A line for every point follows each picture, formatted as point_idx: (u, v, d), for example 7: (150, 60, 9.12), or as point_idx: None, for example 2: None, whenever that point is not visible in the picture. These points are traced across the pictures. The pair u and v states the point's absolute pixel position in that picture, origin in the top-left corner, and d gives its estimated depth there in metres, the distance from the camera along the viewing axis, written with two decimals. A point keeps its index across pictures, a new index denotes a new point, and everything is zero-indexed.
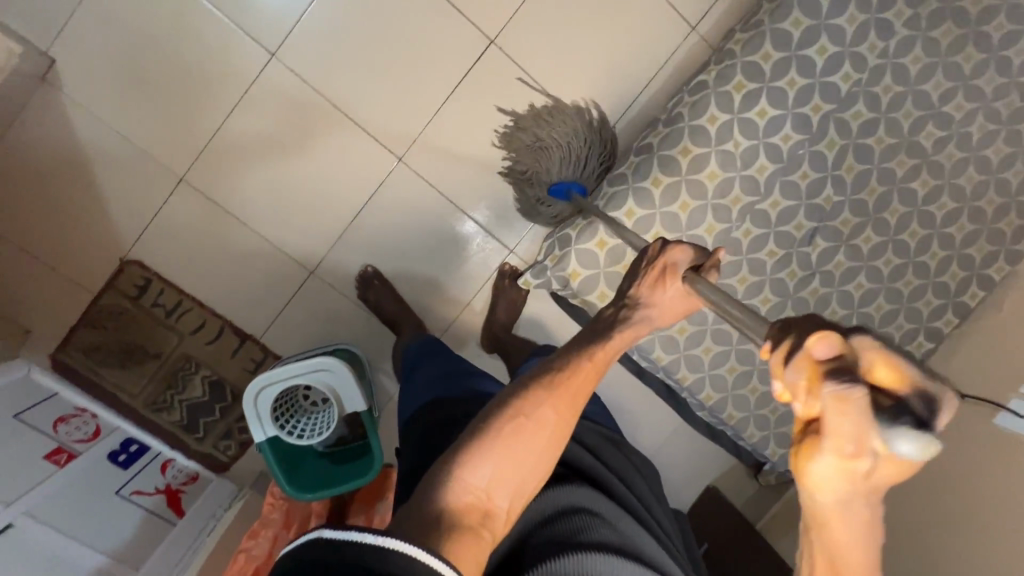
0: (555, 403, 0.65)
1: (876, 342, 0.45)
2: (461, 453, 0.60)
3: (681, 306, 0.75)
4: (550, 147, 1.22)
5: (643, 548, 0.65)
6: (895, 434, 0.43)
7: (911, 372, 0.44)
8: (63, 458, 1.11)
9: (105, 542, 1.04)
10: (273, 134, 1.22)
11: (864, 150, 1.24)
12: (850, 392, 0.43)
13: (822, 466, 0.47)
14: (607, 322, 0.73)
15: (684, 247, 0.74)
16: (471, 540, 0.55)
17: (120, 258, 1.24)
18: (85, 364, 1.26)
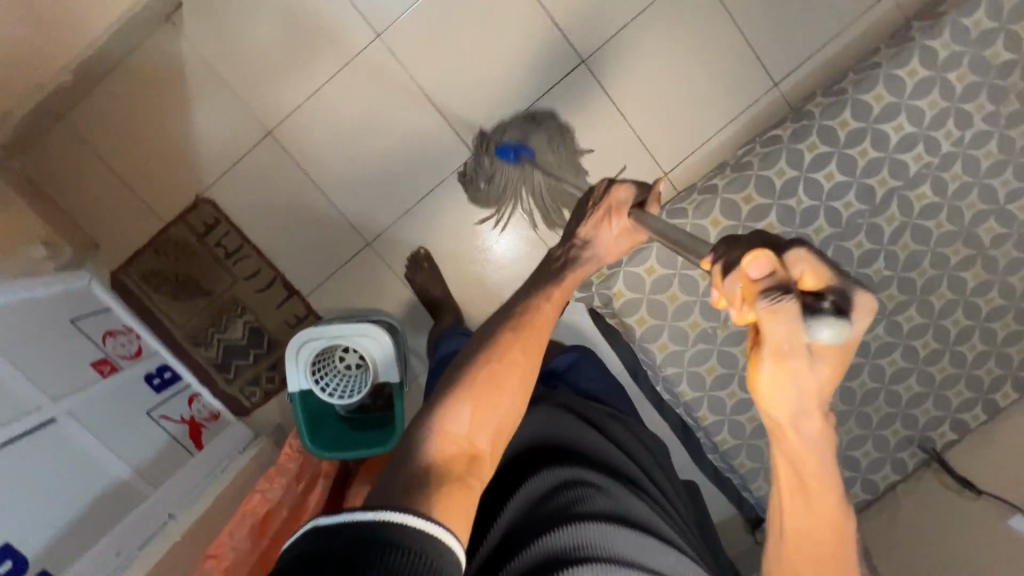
0: (519, 346, 0.70)
1: (805, 253, 0.51)
2: (438, 407, 0.64)
3: (623, 243, 0.89)
4: (512, 122, 1.27)
5: (643, 515, 0.66)
6: (819, 325, 0.46)
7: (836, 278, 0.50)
8: (106, 369, 1.16)
9: (130, 455, 1.08)
10: (361, 107, 1.28)
11: (922, 231, 1.26)
12: (781, 303, 0.47)
13: (766, 374, 0.53)
14: (563, 262, 0.86)
15: (626, 186, 0.88)
16: (458, 488, 0.59)
17: (195, 195, 1.30)
18: (140, 287, 1.32)
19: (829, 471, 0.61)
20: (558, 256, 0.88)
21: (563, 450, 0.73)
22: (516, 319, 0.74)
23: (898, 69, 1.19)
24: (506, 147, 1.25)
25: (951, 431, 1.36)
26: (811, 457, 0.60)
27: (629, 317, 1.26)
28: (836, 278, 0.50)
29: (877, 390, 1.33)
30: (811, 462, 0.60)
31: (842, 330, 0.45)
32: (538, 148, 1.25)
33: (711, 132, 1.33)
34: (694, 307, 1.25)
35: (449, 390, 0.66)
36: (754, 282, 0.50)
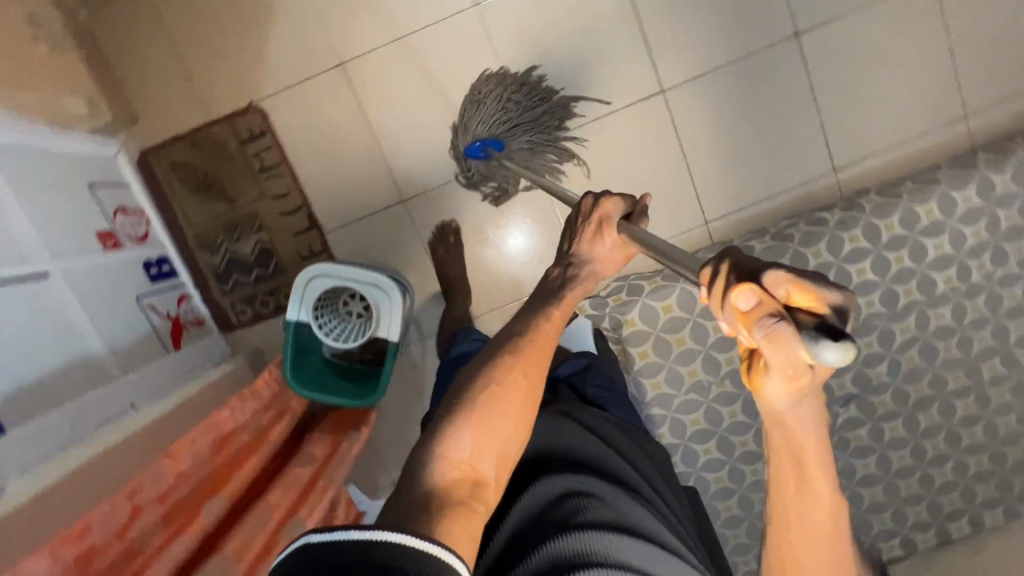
0: (518, 368, 0.72)
1: (789, 271, 0.47)
2: (438, 434, 0.66)
3: (619, 254, 0.86)
4: (464, 112, 1.22)
5: (643, 523, 0.69)
6: (820, 350, 0.42)
7: (826, 291, 0.47)
8: (110, 244, 1.13)
9: (110, 334, 1.05)
10: (436, 67, 1.27)
11: (931, 350, 1.28)
12: (777, 330, 0.46)
13: (772, 388, 0.51)
14: (556, 285, 0.84)
15: (614, 199, 0.85)
16: (461, 513, 0.61)
17: (248, 101, 1.27)
18: (165, 175, 1.29)
19: (824, 453, 0.58)
20: (552, 278, 0.85)
21: (565, 458, 0.77)
22: (515, 342, 0.74)
23: (954, 192, 1.22)
24: (473, 147, 1.23)
25: (898, 546, 1.38)
26: (809, 441, 0.57)
27: (633, 347, 1.26)
28: (824, 287, 0.47)
29: (842, 488, 1.35)
30: (808, 447, 0.58)
31: (838, 347, 0.41)
32: (500, 124, 1.22)
33: (761, 196, 1.35)
34: (698, 355, 1.26)
35: (450, 417, 0.68)
36: (747, 314, 0.48)
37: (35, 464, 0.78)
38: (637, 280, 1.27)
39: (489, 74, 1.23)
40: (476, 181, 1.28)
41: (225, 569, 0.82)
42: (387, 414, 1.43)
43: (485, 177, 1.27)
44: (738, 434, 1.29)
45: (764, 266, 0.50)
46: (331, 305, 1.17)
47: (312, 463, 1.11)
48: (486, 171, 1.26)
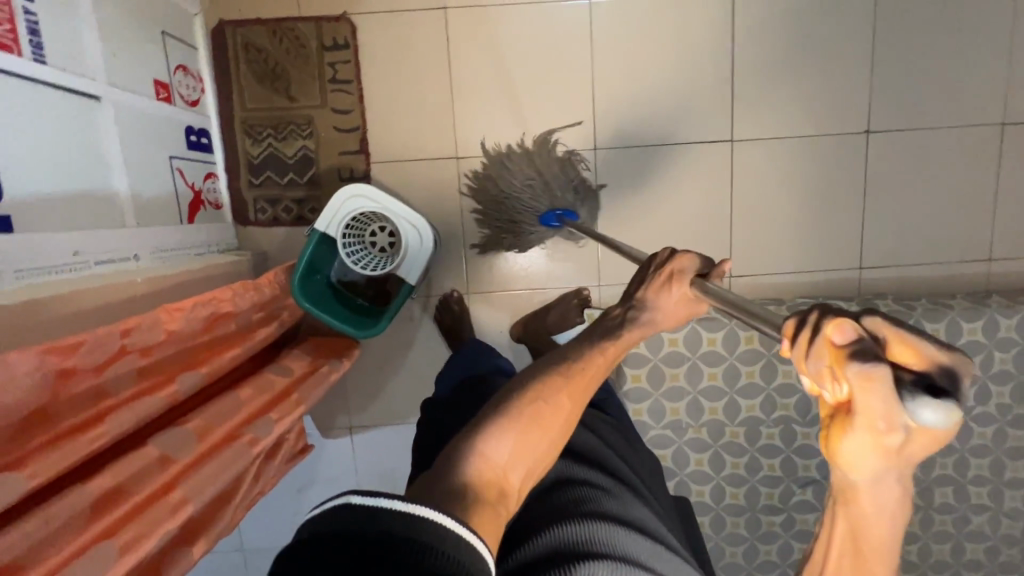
0: (567, 391, 0.67)
1: (888, 321, 0.40)
2: (476, 437, 0.63)
3: (685, 310, 0.73)
4: (515, 196, 1.25)
5: (641, 518, 0.76)
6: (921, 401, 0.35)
7: (933, 349, 0.38)
8: (163, 96, 1.10)
9: (137, 180, 1.01)
10: (531, 44, 1.28)
11: None
12: (873, 373, 0.37)
13: (850, 445, 0.43)
14: (612, 329, 0.71)
15: (690, 255, 0.71)
16: (488, 510, 0.58)
17: (343, 11, 1.25)
18: (234, 52, 1.25)
19: (891, 540, 0.54)
20: (608, 321, 0.72)
21: (571, 452, 0.84)
22: (568, 360, 0.69)
23: (964, 321, 1.27)
24: (541, 223, 1.25)
25: None
26: (877, 522, 0.52)
27: (629, 368, 1.27)
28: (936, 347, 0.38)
29: (776, 566, 1.36)
30: (873, 527, 0.53)
31: (938, 407, 0.35)
32: (547, 193, 1.24)
33: (787, 269, 1.39)
34: (686, 396, 1.28)
35: (493, 416, 0.65)
36: (839, 351, 0.40)
37: (30, 274, 0.75)
38: None
39: (507, 154, 1.26)
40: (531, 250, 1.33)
41: (183, 443, 0.77)
42: (369, 357, 1.41)
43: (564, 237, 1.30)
44: (697, 482, 1.32)
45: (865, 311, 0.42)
46: (360, 230, 1.13)
47: (288, 377, 1.09)
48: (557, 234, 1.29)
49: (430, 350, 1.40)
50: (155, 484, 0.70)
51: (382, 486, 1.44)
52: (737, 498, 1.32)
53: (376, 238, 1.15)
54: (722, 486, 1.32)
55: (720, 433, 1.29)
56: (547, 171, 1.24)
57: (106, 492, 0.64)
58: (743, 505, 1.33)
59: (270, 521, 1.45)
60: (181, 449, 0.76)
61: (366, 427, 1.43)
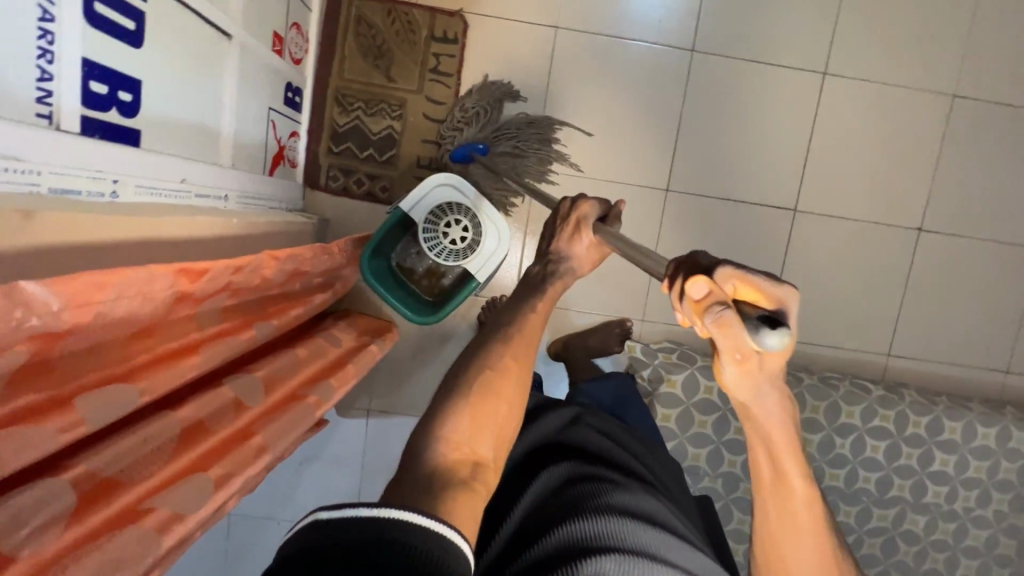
0: (511, 356, 0.74)
1: (733, 266, 0.52)
2: (434, 416, 0.67)
3: (592, 255, 0.91)
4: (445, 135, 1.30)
5: (656, 513, 0.76)
6: (762, 334, 0.45)
7: (767, 284, 0.51)
8: (277, 48, 1.11)
9: (241, 124, 1.01)
10: (628, 79, 1.33)
11: (892, 546, 1.36)
12: (724, 318, 0.48)
13: (729, 371, 0.55)
14: (538, 278, 0.87)
15: (589, 203, 0.91)
16: (466, 491, 0.61)
17: (460, 9, 1.29)
18: (345, 22, 1.27)
19: (790, 438, 0.63)
20: (533, 274, 0.88)
21: (580, 454, 0.84)
22: (506, 332, 0.77)
23: (980, 425, 1.33)
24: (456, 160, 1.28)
25: None
26: (778, 431, 0.62)
27: (660, 406, 1.29)
28: (766, 282, 0.51)
29: None
30: (779, 437, 0.63)
31: (779, 334, 0.44)
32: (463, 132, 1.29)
33: (820, 342, 1.44)
34: (708, 445, 1.30)
35: (449, 399, 0.69)
36: (698, 302, 0.51)
37: (145, 190, 0.74)
38: (692, 352, 1.34)
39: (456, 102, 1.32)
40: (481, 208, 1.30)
41: (254, 390, 0.76)
42: (404, 343, 1.40)
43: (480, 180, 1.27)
44: None
45: (715, 259, 0.53)
46: (438, 219, 1.12)
47: (338, 347, 1.08)
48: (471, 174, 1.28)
49: (465, 349, 1.40)
50: (231, 427, 0.68)
51: (385, 476, 1.42)
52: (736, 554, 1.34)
53: (450, 230, 1.13)
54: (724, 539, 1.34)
55: (734, 486, 1.31)
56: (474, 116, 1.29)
57: (190, 425, 0.63)
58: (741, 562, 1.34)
59: (263, 489, 1.41)
60: (252, 397, 0.75)
61: (384, 412, 1.41)
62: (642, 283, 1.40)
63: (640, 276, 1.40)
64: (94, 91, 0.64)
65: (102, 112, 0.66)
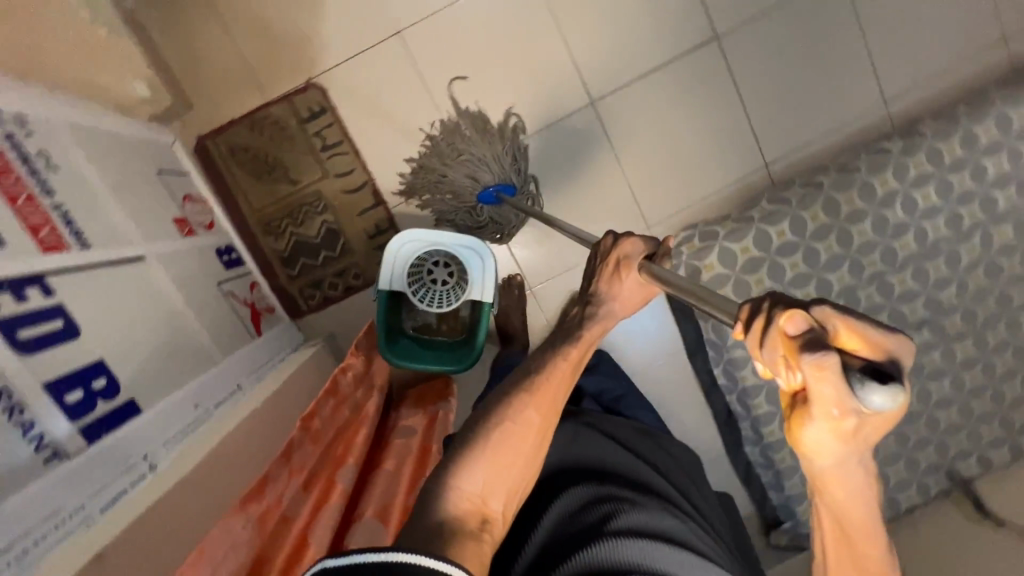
0: (535, 409, 0.73)
1: (840, 308, 0.40)
2: (452, 465, 0.68)
3: (637, 296, 0.81)
4: (448, 157, 1.18)
5: (675, 531, 0.70)
6: (871, 392, 0.34)
7: (880, 332, 0.38)
8: (186, 230, 1.10)
9: (206, 318, 1.01)
10: (491, 30, 1.26)
11: (996, 268, 1.32)
12: (826, 360, 0.36)
13: (814, 437, 0.42)
14: (574, 325, 0.81)
15: (635, 240, 0.79)
16: (469, 542, 0.62)
17: (307, 78, 1.25)
18: (224, 160, 1.25)
19: (867, 516, 0.57)
20: (572, 317, 0.83)
21: (597, 471, 0.78)
22: (533, 379, 0.75)
23: (1010, 111, 1.26)
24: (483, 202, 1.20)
25: (977, 465, 1.42)
26: (852, 499, 0.54)
27: (713, 292, 1.27)
28: (877, 333, 0.39)
29: (920, 412, 1.38)
30: (849, 506, 0.55)
31: (889, 395, 0.34)
32: (477, 174, 1.17)
33: (818, 135, 1.37)
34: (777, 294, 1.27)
35: (463, 452, 0.69)
36: (791, 340, 0.39)
37: (175, 441, 0.76)
38: (709, 227, 1.30)
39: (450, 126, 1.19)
40: (479, 232, 1.25)
41: (377, 531, 0.79)
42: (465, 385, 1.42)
43: (505, 221, 1.24)
44: None
45: (811, 301, 0.41)
46: (418, 275, 1.14)
47: (417, 435, 1.08)
48: (499, 215, 1.23)
49: None
50: None
51: None
52: None
53: (434, 275, 1.14)
54: None
55: None
56: (488, 149, 1.18)
57: None
58: None
59: None
60: (377, 539, 0.78)
61: None
62: (628, 196, 1.36)
63: (621, 192, 1.36)
64: (73, 401, 0.66)
65: (92, 412, 0.67)
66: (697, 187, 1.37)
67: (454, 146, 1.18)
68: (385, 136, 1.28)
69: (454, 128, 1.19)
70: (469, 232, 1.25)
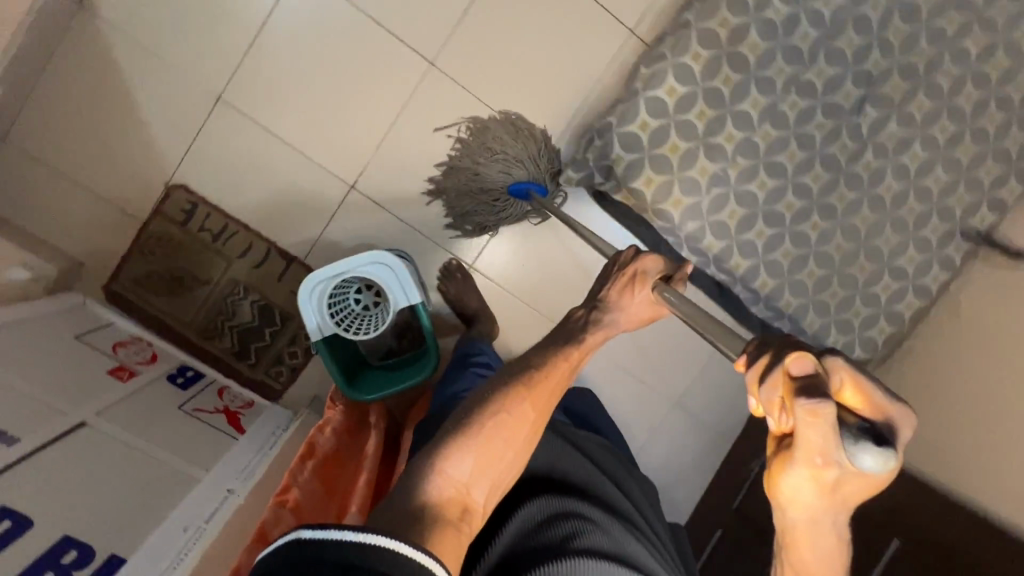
0: (531, 401, 0.72)
1: (845, 367, 0.51)
2: (443, 449, 0.66)
3: (645, 314, 0.81)
4: (482, 155, 1.24)
5: (632, 551, 0.74)
6: (857, 448, 0.45)
7: (878, 395, 0.50)
8: (125, 374, 1.11)
9: (174, 444, 1.03)
10: (302, 46, 1.20)
11: (911, 8, 1.19)
12: (822, 408, 0.46)
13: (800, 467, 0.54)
14: (579, 326, 0.80)
15: (655, 259, 0.81)
16: (450, 529, 0.60)
17: (165, 183, 1.24)
18: (136, 294, 1.26)
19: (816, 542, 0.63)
20: (575, 318, 0.82)
21: (564, 485, 0.81)
22: (534, 373, 0.74)
23: None
24: (512, 195, 1.25)
25: (991, 213, 1.31)
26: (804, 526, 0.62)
27: (634, 181, 1.20)
28: (866, 398, 0.50)
29: (905, 191, 1.28)
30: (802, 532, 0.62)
31: (875, 454, 0.45)
32: (511, 170, 1.23)
33: None
34: (699, 152, 1.19)
35: (455, 436, 0.68)
36: (793, 380, 0.50)
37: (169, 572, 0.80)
38: (602, 122, 1.22)
39: (486, 129, 1.26)
40: (495, 225, 1.29)
41: None
42: None
43: (521, 216, 1.29)
44: (779, 202, 1.24)
45: (823, 354, 0.53)
46: (345, 307, 1.13)
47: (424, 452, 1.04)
48: (523, 210, 1.28)
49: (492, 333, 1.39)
50: None
51: None
52: (821, 177, 1.24)
53: (360, 301, 1.14)
54: (799, 182, 1.24)
55: (754, 147, 1.20)
56: (527, 149, 1.25)
57: None
58: (831, 178, 1.25)
59: None
60: None
61: None
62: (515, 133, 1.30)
63: None
64: None
65: None
66: (576, 89, 1.29)
67: (490, 146, 1.25)
68: (264, 198, 1.26)
69: (483, 131, 1.26)
70: (488, 225, 1.29)
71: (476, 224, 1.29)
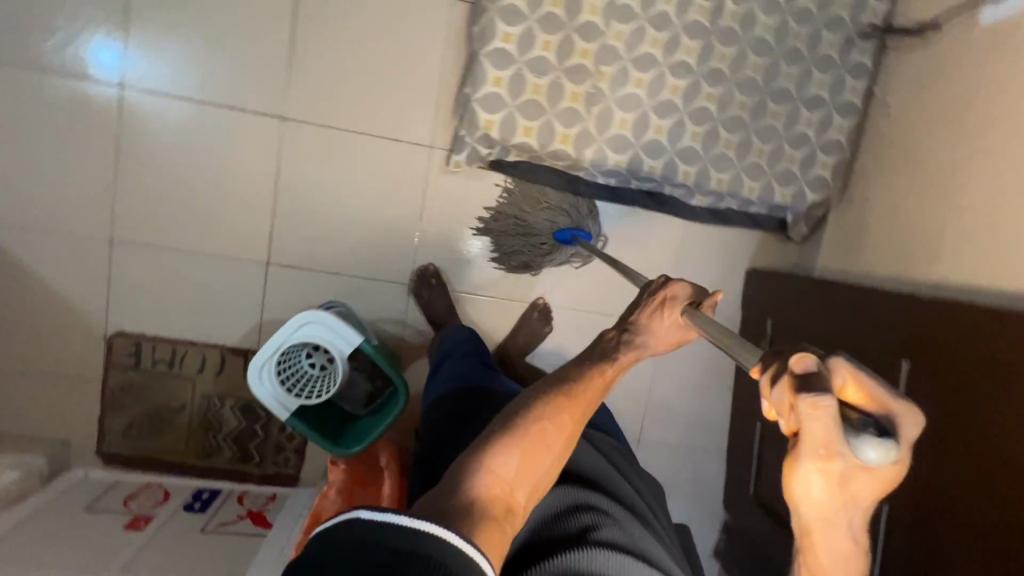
0: (569, 413, 0.67)
1: (849, 362, 0.46)
2: (485, 448, 0.63)
3: (677, 339, 0.72)
4: (528, 201, 1.28)
5: (645, 546, 0.71)
6: (865, 443, 0.42)
7: (881, 391, 0.45)
8: (142, 523, 1.15)
9: (203, 564, 1.06)
10: (162, 159, 1.22)
11: None
12: (821, 400, 0.42)
13: (806, 483, 0.46)
14: (608, 347, 0.72)
15: (688, 284, 0.72)
16: (494, 527, 0.57)
17: (103, 337, 1.27)
18: (128, 446, 1.30)
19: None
20: (604, 338, 0.73)
21: (580, 476, 0.80)
22: (570, 387, 0.69)
23: None
24: (557, 240, 1.28)
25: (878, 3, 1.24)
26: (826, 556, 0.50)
27: (514, 137, 1.17)
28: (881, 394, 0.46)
29: (783, 23, 1.21)
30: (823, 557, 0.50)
31: (883, 448, 0.41)
32: (557, 218, 1.27)
33: None
34: (563, 82, 1.16)
35: (495, 435, 0.64)
36: (796, 375, 0.46)
37: None
38: (461, 95, 1.19)
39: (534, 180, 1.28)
40: (536, 266, 1.33)
41: None
42: None
43: (562, 259, 1.33)
44: (661, 92, 1.19)
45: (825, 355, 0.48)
46: (300, 374, 1.16)
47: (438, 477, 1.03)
48: (567, 253, 1.32)
49: None
50: None
51: None
52: (692, 48, 1.19)
53: (313, 362, 1.16)
54: (673, 63, 1.19)
55: (612, 51, 1.16)
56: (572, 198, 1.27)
57: None
58: (703, 44, 1.19)
59: None
60: None
61: None
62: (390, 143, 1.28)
63: (383, 148, 1.28)
64: None
65: None
66: (428, 77, 1.26)
67: (540, 197, 1.27)
68: (197, 311, 1.29)
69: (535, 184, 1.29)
70: (529, 264, 1.32)
71: (521, 262, 1.32)
